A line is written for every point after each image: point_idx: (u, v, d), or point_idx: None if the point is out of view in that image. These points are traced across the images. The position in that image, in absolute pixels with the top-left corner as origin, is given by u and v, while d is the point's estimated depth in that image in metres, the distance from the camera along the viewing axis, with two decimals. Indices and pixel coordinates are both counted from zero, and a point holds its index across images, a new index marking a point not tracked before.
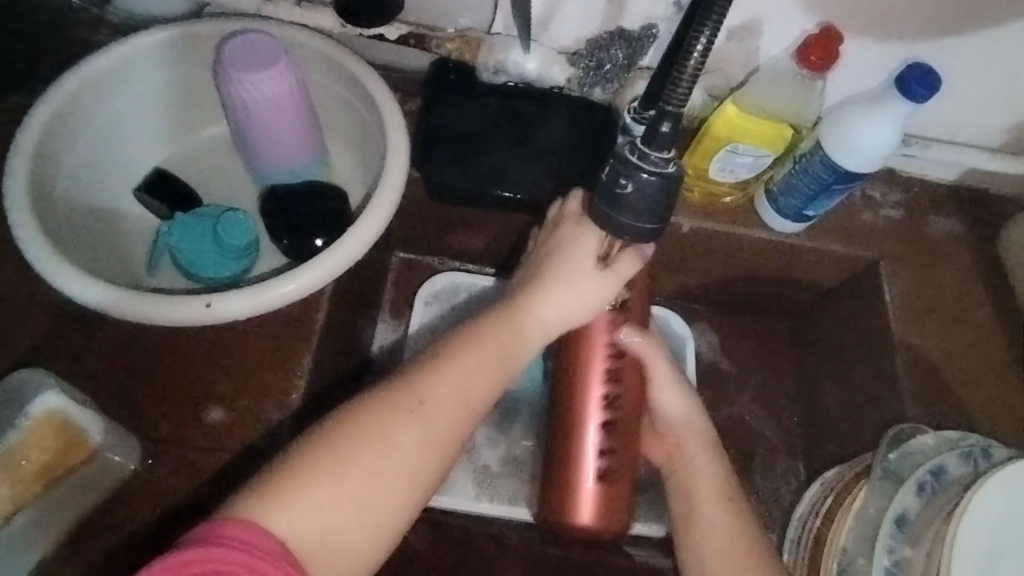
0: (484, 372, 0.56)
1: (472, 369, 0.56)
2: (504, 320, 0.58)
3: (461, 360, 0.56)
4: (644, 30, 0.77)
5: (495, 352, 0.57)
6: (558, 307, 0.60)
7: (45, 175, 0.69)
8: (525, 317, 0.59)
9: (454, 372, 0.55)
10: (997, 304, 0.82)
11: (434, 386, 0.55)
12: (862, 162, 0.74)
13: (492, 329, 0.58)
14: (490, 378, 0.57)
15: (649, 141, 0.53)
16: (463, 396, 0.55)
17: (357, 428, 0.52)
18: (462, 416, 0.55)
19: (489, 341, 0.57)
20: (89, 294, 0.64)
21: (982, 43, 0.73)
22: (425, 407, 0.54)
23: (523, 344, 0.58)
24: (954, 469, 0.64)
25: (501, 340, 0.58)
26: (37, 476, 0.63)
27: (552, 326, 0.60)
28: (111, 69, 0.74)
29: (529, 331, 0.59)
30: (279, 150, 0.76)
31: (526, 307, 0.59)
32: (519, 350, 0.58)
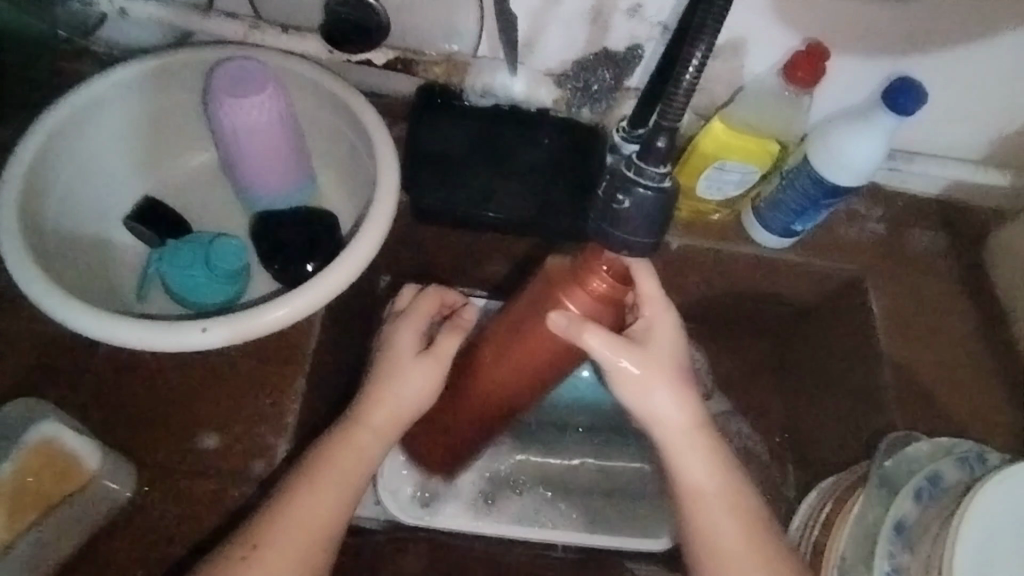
0: (322, 496, 0.59)
1: (316, 495, 0.59)
2: (342, 435, 0.62)
3: (303, 493, 0.59)
4: (631, 50, 0.78)
5: (339, 475, 0.60)
6: (401, 380, 0.63)
7: (33, 202, 0.69)
8: (370, 417, 0.63)
9: (300, 503, 0.58)
10: (983, 315, 0.84)
11: (274, 527, 0.57)
12: (849, 176, 0.75)
13: (341, 453, 0.61)
14: (334, 497, 0.59)
15: (645, 157, 0.55)
16: (313, 527, 0.58)
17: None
18: (312, 544, 0.57)
19: (324, 468, 0.60)
20: (79, 321, 0.63)
21: (961, 58, 0.75)
22: (266, 547, 0.56)
23: (366, 456, 0.62)
24: (950, 476, 0.64)
25: (343, 459, 0.61)
26: (31, 505, 0.61)
27: (413, 406, 0.64)
28: (99, 96, 0.73)
29: (379, 442, 0.62)
30: (270, 175, 0.76)
31: (369, 417, 0.63)
32: (362, 464, 0.61)
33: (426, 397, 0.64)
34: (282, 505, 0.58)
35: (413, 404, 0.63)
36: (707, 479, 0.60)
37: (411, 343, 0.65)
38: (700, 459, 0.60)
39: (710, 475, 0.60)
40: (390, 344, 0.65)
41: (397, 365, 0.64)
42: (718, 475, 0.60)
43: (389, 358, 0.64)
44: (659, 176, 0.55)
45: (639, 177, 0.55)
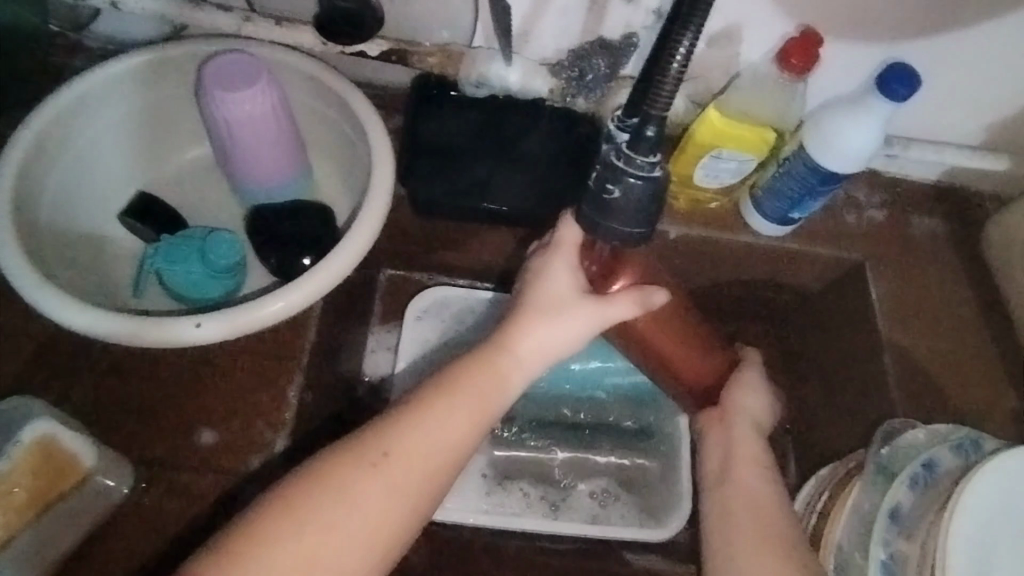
0: (452, 426, 0.57)
1: (436, 427, 0.56)
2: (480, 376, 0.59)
3: (418, 417, 0.56)
4: (626, 38, 0.78)
5: (477, 397, 0.58)
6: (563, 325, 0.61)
7: (26, 198, 0.69)
8: (515, 347, 0.61)
9: (416, 428, 0.56)
10: (981, 301, 0.84)
11: (390, 452, 0.54)
12: (845, 163, 0.75)
13: (463, 373, 0.59)
14: (469, 422, 0.57)
15: (635, 148, 0.56)
16: (433, 450, 0.55)
17: (296, 511, 0.51)
18: (426, 471, 0.55)
19: (461, 392, 0.58)
20: (78, 319, 0.63)
21: (956, 44, 0.75)
22: (380, 480, 0.53)
23: (509, 385, 0.60)
24: (947, 462, 0.65)
25: (467, 390, 0.58)
26: (30, 503, 0.62)
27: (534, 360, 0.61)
28: (92, 92, 0.73)
29: (521, 369, 0.60)
30: (265, 171, 0.76)
31: (513, 343, 0.61)
32: (501, 393, 0.59)
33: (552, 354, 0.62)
34: (391, 450, 0.54)
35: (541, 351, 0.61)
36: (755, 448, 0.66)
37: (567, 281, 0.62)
38: (744, 437, 0.67)
39: (748, 460, 0.65)
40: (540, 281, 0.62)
41: (556, 290, 0.62)
42: (748, 460, 0.65)
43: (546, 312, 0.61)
44: (648, 165, 0.56)
45: (629, 167, 0.56)
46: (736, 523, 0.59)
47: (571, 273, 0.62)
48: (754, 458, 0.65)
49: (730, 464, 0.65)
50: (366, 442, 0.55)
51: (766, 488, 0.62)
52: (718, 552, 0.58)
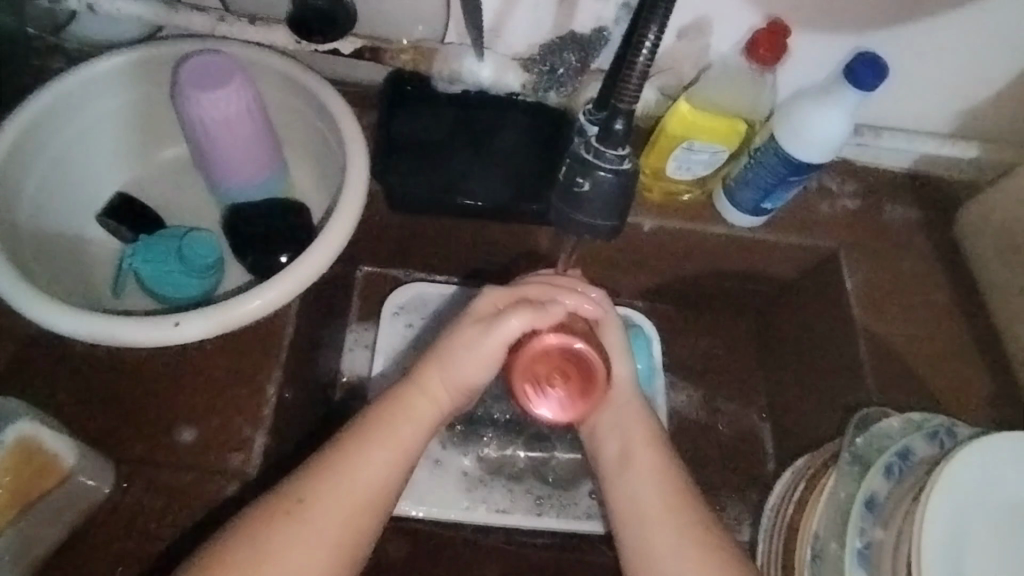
0: (377, 470, 0.58)
1: (362, 471, 0.58)
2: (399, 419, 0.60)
3: (336, 465, 0.58)
4: (597, 32, 0.78)
5: (390, 435, 0.60)
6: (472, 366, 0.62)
7: (4, 201, 0.69)
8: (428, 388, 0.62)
9: (342, 472, 0.57)
10: (954, 287, 0.85)
11: (310, 496, 0.56)
12: (815, 153, 0.75)
13: (379, 415, 0.61)
14: (394, 458, 0.59)
15: (604, 141, 0.58)
16: (359, 491, 0.57)
17: (227, 571, 0.53)
18: (355, 510, 0.57)
19: (383, 435, 0.60)
20: (57, 319, 0.64)
21: (922, 33, 0.75)
22: (299, 528, 0.55)
23: (427, 419, 0.61)
24: (921, 451, 0.67)
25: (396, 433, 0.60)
26: (8, 503, 0.61)
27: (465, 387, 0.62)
28: (68, 95, 0.74)
29: (434, 406, 0.62)
30: (242, 170, 0.77)
31: (422, 382, 0.62)
32: (417, 432, 0.61)
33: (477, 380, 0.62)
34: (305, 505, 0.56)
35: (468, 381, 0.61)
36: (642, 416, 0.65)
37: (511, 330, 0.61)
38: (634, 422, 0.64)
39: (642, 440, 0.63)
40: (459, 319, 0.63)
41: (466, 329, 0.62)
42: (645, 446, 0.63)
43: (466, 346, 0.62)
44: (616, 159, 0.58)
45: (598, 161, 0.58)
46: (653, 526, 0.59)
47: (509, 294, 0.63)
48: (647, 436, 0.64)
49: (630, 449, 0.63)
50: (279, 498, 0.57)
51: (666, 485, 0.61)
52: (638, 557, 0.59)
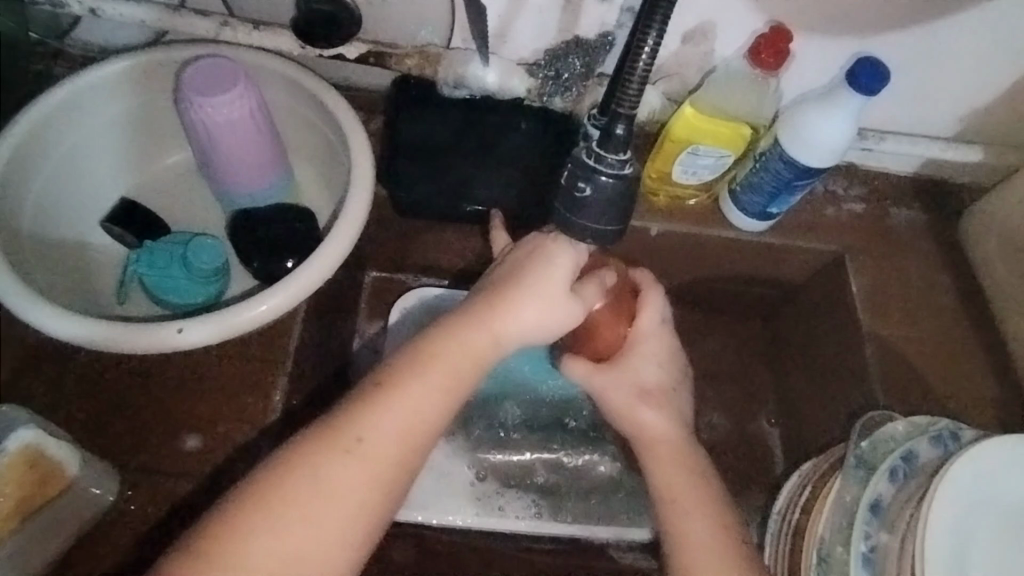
0: (434, 398, 0.58)
1: (423, 397, 0.57)
2: (460, 343, 0.59)
3: (402, 395, 0.57)
4: (601, 37, 0.78)
5: (445, 372, 0.59)
6: (527, 308, 0.60)
7: (7, 208, 0.69)
8: (495, 322, 0.60)
9: (401, 404, 0.57)
10: (959, 290, 0.85)
11: (370, 429, 0.56)
12: (819, 157, 0.75)
13: (441, 347, 0.59)
14: (449, 393, 0.58)
15: (605, 146, 0.57)
16: (416, 421, 0.57)
17: (292, 497, 0.53)
18: (406, 445, 0.57)
19: (440, 363, 0.59)
20: (61, 326, 0.64)
21: (926, 37, 0.75)
22: (360, 459, 0.55)
23: (485, 354, 0.60)
24: (923, 454, 0.67)
25: (454, 361, 0.59)
26: (15, 511, 0.62)
27: (515, 336, 0.61)
28: (71, 100, 0.73)
29: (493, 343, 0.60)
30: (246, 175, 0.77)
31: (488, 317, 0.60)
32: (476, 367, 0.60)
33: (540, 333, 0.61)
34: (365, 434, 0.56)
35: (529, 327, 0.61)
36: (663, 432, 0.64)
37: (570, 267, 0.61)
38: (653, 420, 0.64)
39: (683, 462, 0.63)
40: (538, 257, 0.61)
41: (551, 277, 0.60)
42: (668, 448, 0.64)
43: (524, 284, 0.61)
44: (618, 163, 0.57)
45: (599, 165, 0.57)
46: (687, 520, 0.60)
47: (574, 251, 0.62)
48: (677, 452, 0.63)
49: (675, 479, 0.62)
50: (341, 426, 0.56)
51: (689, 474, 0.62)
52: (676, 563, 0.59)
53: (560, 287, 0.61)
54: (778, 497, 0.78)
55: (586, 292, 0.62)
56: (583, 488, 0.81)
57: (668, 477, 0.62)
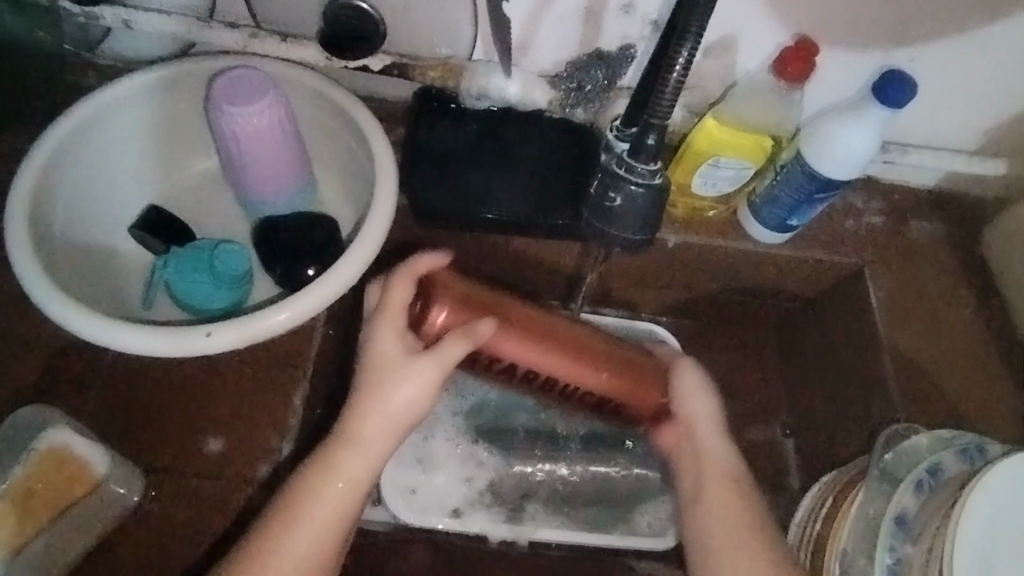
0: (317, 533, 0.58)
1: (298, 536, 0.57)
2: (333, 467, 0.59)
3: (268, 542, 0.57)
4: (623, 49, 0.79)
5: (323, 509, 0.58)
6: (396, 393, 0.60)
7: (40, 214, 0.70)
8: (349, 449, 0.59)
9: (273, 552, 0.57)
10: (984, 305, 0.84)
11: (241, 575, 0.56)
12: (841, 169, 0.76)
13: (315, 477, 0.59)
14: (331, 526, 0.58)
15: (635, 156, 0.60)
16: (290, 569, 0.57)
17: None
18: None
19: (317, 501, 0.58)
20: (94, 331, 0.65)
21: (951, 51, 0.76)
22: None
23: (362, 478, 0.60)
24: (951, 467, 0.66)
25: (328, 492, 0.59)
26: (41, 509, 0.64)
27: (398, 424, 0.61)
28: (105, 108, 0.75)
29: (368, 461, 0.60)
30: (272, 183, 0.78)
31: (358, 435, 0.60)
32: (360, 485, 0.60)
33: (415, 411, 0.62)
34: None
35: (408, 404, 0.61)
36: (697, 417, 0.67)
37: (406, 341, 0.61)
38: (696, 411, 0.67)
39: (715, 457, 0.66)
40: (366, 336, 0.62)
41: (391, 360, 0.60)
42: (709, 425, 0.67)
43: (369, 383, 0.61)
44: (648, 173, 0.60)
45: (629, 175, 0.60)
46: (708, 514, 0.63)
47: (456, 309, 0.61)
48: (714, 435, 0.67)
49: (705, 474, 0.65)
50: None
51: (723, 462, 0.66)
52: (699, 557, 0.62)
53: (400, 359, 0.60)
54: (798, 511, 0.78)
55: (447, 350, 0.59)
56: (601, 498, 0.81)
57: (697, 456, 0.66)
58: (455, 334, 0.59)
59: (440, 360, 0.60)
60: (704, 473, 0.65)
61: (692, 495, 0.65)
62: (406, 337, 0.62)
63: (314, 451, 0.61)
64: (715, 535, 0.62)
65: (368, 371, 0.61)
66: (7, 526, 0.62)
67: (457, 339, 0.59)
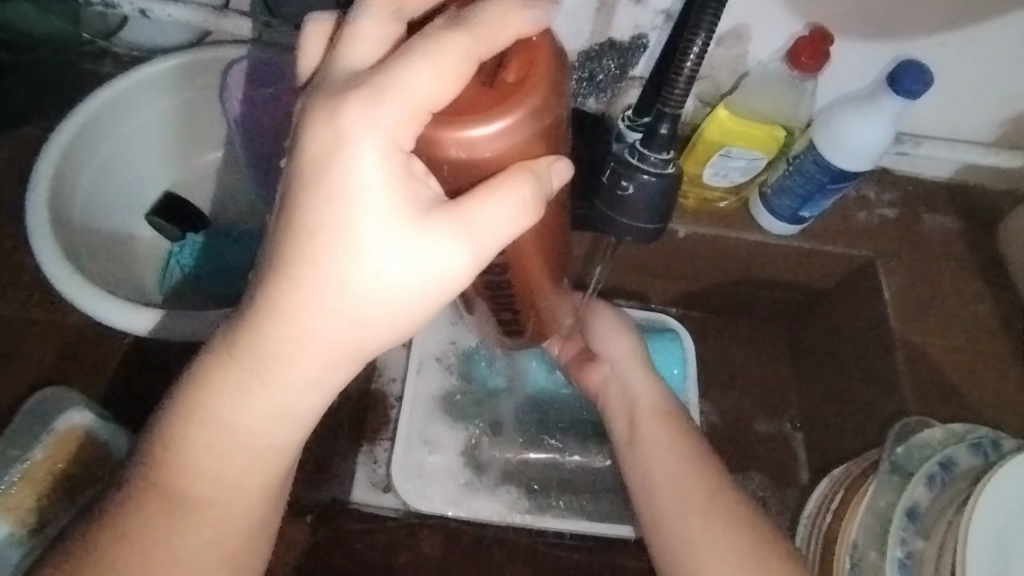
0: (246, 455, 0.46)
1: (218, 463, 0.45)
2: (245, 378, 0.44)
3: (181, 472, 0.46)
4: (635, 39, 0.79)
5: (249, 422, 0.45)
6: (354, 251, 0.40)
7: (61, 202, 0.72)
8: (271, 341, 0.42)
9: (195, 482, 0.46)
10: (997, 298, 0.84)
11: (150, 508, 0.46)
12: (853, 159, 0.75)
13: (226, 381, 0.44)
14: (266, 455, 0.46)
15: (648, 145, 0.60)
16: (217, 500, 0.46)
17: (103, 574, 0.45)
18: (221, 524, 0.47)
19: (234, 414, 0.44)
20: (114, 313, 0.67)
21: (969, 41, 0.75)
22: (168, 536, 0.46)
23: (300, 410, 0.45)
24: (963, 461, 0.66)
25: (248, 400, 0.44)
26: (62, 489, 0.68)
27: (362, 303, 0.41)
28: (123, 97, 0.76)
29: (306, 364, 0.43)
30: (285, 172, 0.78)
31: (273, 330, 0.42)
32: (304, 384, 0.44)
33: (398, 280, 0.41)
34: (156, 518, 0.46)
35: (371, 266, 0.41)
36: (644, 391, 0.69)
37: (398, 144, 0.39)
38: (636, 384, 0.70)
39: (661, 429, 0.66)
40: (300, 157, 0.40)
41: (348, 204, 0.40)
42: (654, 403, 0.68)
43: (305, 229, 0.41)
44: (660, 162, 0.60)
45: (641, 164, 0.60)
46: (660, 477, 0.62)
47: (500, 126, 0.42)
48: (657, 409, 0.67)
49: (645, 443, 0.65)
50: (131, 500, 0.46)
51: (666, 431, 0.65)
52: (653, 521, 0.60)
53: (385, 189, 0.40)
54: (808, 504, 0.78)
55: (494, 191, 0.42)
56: (606, 488, 0.81)
57: (642, 426, 0.66)
58: (517, 167, 0.43)
59: (465, 207, 0.41)
60: (649, 436, 0.65)
61: (639, 464, 0.64)
62: (410, 144, 0.40)
63: (223, 337, 0.44)
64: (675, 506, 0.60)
65: (313, 215, 0.40)
66: (30, 503, 0.66)
67: (518, 178, 0.42)
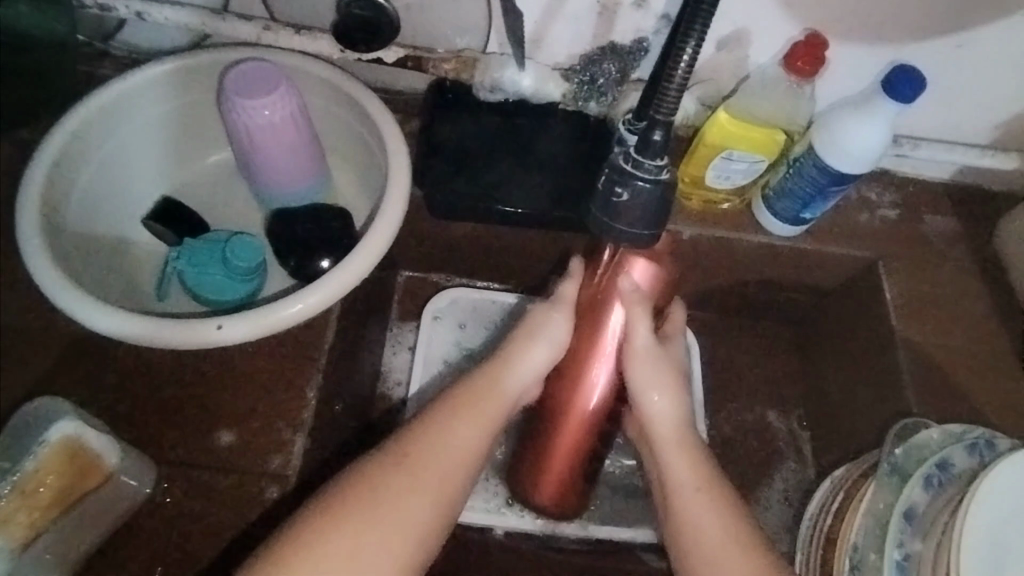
0: (445, 481, 0.58)
1: (428, 477, 0.57)
2: (454, 415, 0.62)
3: (393, 482, 0.56)
4: (637, 43, 0.79)
5: (455, 452, 0.59)
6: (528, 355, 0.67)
7: (55, 207, 0.71)
8: (499, 386, 0.65)
9: (406, 492, 0.56)
10: (995, 298, 0.84)
11: (364, 503, 0.55)
12: (852, 163, 0.75)
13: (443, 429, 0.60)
14: (451, 479, 0.58)
15: (642, 151, 0.60)
16: (422, 513, 0.56)
17: (318, 556, 0.52)
18: (425, 531, 0.56)
19: (446, 444, 0.60)
20: (107, 321, 0.65)
21: (964, 44, 0.75)
22: (367, 530, 0.54)
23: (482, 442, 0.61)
24: (960, 462, 0.67)
25: (457, 437, 0.60)
26: (56, 502, 0.64)
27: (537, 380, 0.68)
28: (117, 101, 0.75)
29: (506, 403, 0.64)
30: (285, 176, 0.78)
31: (495, 385, 0.64)
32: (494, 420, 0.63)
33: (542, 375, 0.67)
34: (360, 512, 0.54)
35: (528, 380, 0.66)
36: (667, 416, 0.65)
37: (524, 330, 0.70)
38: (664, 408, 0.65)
39: (685, 468, 0.62)
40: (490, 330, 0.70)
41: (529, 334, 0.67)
42: (675, 432, 0.64)
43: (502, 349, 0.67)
44: (655, 168, 0.60)
45: (636, 171, 0.60)
46: (693, 519, 0.59)
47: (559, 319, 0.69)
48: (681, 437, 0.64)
49: (671, 483, 0.61)
50: (346, 494, 0.56)
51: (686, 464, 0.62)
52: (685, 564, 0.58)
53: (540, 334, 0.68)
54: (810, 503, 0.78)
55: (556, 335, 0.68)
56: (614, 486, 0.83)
57: (670, 458, 0.63)
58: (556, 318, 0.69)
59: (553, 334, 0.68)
60: (679, 478, 0.61)
61: (672, 499, 0.61)
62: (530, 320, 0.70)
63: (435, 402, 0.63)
64: (681, 476, 0.62)
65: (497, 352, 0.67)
66: (20, 517, 0.63)
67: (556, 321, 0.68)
